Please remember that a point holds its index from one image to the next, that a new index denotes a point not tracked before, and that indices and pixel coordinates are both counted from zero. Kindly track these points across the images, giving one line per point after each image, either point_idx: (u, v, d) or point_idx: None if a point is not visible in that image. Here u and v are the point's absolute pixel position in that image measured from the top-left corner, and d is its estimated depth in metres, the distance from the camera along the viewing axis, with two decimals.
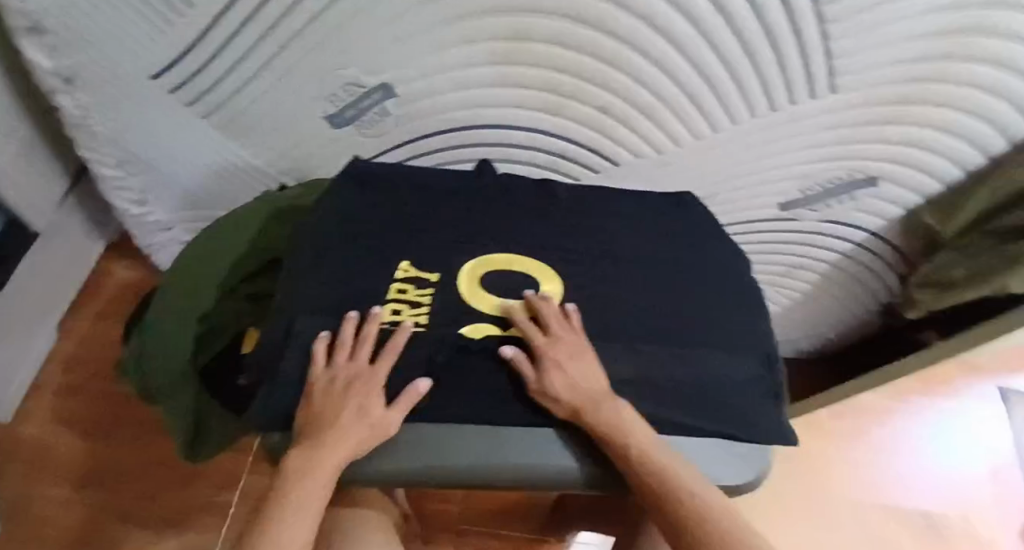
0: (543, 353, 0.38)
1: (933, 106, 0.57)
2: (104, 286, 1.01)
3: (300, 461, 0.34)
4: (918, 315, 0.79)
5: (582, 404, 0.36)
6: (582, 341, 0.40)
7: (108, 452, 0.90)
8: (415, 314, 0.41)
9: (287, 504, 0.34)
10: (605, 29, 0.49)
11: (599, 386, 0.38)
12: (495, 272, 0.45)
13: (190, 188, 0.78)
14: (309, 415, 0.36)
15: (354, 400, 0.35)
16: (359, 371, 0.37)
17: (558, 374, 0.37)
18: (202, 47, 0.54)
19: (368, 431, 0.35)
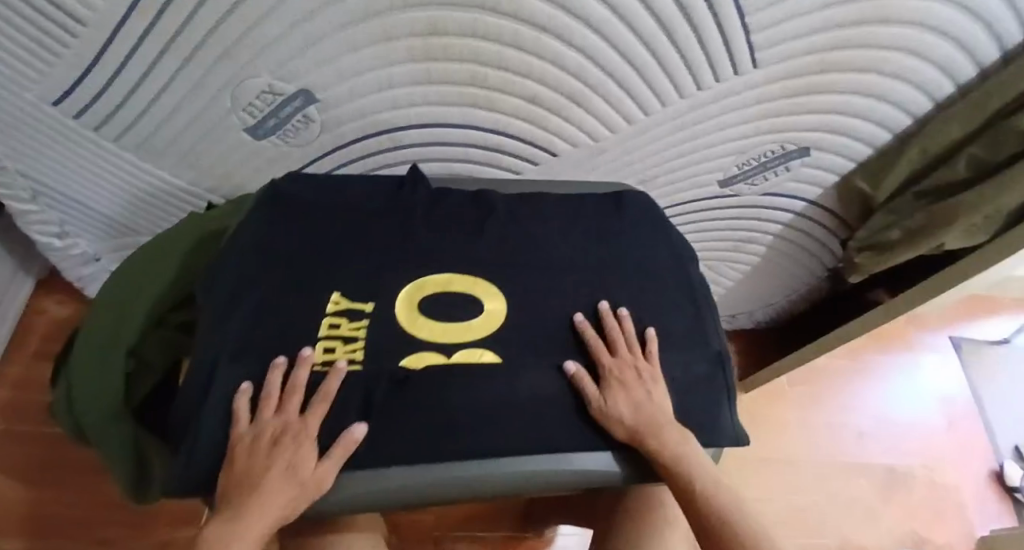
0: (610, 376, 0.41)
1: (872, 56, 0.50)
2: (41, 331, 0.84)
3: (216, 536, 0.31)
4: (861, 278, 0.70)
5: (647, 429, 0.39)
6: (646, 363, 0.43)
7: (52, 499, 0.74)
8: (350, 350, 0.39)
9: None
10: (521, 17, 0.45)
11: (660, 407, 0.41)
12: (438, 294, 0.43)
13: (103, 210, 0.66)
14: (231, 477, 0.34)
15: (287, 455, 0.34)
16: (289, 424, 0.35)
17: (624, 398, 0.40)
18: (102, 64, 0.48)
19: (296, 487, 0.34)
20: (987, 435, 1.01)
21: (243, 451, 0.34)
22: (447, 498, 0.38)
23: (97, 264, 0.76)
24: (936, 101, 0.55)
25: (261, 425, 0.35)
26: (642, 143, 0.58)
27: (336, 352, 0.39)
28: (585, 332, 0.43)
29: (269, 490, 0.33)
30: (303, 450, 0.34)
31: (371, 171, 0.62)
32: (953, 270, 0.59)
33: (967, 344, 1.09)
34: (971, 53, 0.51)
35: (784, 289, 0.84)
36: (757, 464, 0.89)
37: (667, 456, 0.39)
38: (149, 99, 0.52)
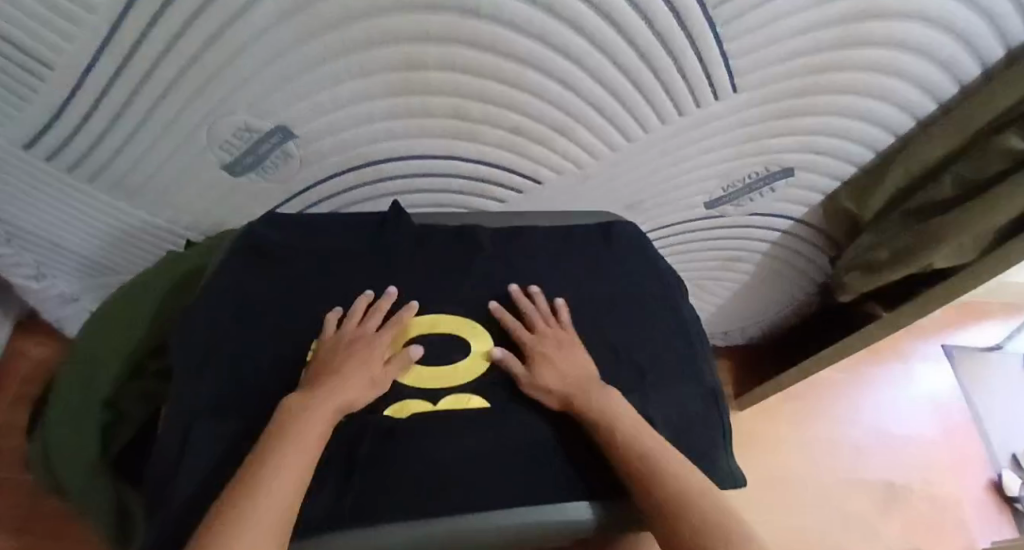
0: (529, 348, 0.41)
1: (853, 77, 0.50)
2: (21, 373, 0.81)
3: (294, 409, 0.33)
4: (851, 297, 0.69)
5: (576, 395, 0.39)
6: (568, 332, 0.44)
7: None
8: None
9: (283, 430, 0.32)
10: (499, 51, 0.44)
11: (584, 372, 0.41)
12: (424, 337, 0.42)
13: (82, 251, 0.65)
14: (317, 368, 0.37)
15: (366, 351, 0.39)
16: (366, 333, 0.40)
17: (549, 368, 0.40)
18: (72, 105, 0.47)
19: (365, 380, 0.37)
20: (984, 444, 1.01)
21: (328, 345, 0.39)
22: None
23: (76, 304, 0.74)
24: (917, 120, 0.55)
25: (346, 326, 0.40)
26: (626, 168, 0.58)
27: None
28: (500, 314, 0.43)
29: (344, 380, 0.36)
30: (373, 356, 0.38)
31: (355, 204, 0.61)
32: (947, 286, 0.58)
33: (959, 352, 1.09)
34: (951, 72, 0.51)
35: (775, 307, 0.84)
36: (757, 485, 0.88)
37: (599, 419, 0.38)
38: (122, 139, 0.51)
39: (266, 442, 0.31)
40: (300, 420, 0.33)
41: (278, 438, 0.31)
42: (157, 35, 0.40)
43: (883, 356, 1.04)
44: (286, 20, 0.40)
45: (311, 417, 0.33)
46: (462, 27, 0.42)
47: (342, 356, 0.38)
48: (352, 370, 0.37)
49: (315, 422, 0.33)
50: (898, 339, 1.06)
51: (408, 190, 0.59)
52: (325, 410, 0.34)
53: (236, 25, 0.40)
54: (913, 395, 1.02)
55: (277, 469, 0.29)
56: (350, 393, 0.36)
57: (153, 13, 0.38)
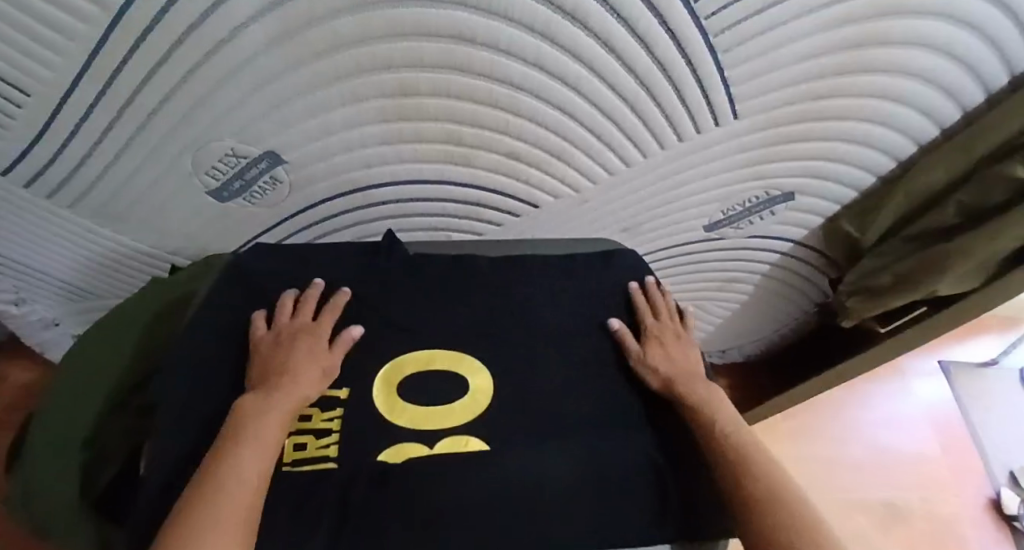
0: (650, 331, 0.47)
1: (855, 103, 0.49)
2: (4, 398, 0.78)
3: (249, 408, 0.34)
4: (853, 323, 0.68)
5: (680, 380, 0.44)
6: (683, 332, 0.50)
7: None
8: (322, 445, 0.36)
9: (234, 436, 0.32)
10: (496, 77, 0.43)
11: (692, 367, 0.46)
12: (418, 374, 0.40)
13: (62, 276, 0.63)
14: (261, 366, 0.38)
15: (312, 343, 0.39)
16: (304, 324, 0.41)
17: (661, 353, 0.45)
18: (50, 132, 0.45)
19: (316, 369, 0.38)
20: (982, 460, 1.00)
21: (269, 346, 0.39)
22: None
23: (58, 329, 0.71)
24: (919, 144, 0.55)
25: (285, 326, 0.41)
26: (624, 193, 0.57)
27: (305, 450, 0.35)
28: (636, 298, 0.49)
29: (293, 371, 0.37)
30: (315, 343, 0.39)
31: (347, 227, 0.60)
32: (961, 308, 0.57)
33: (955, 367, 1.10)
34: (954, 97, 0.50)
35: (773, 326, 0.83)
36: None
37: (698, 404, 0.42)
38: (105, 164, 0.49)
39: (218, 448, 0.31)
40: (251, 425, 0.32)
41: (231, 442, 0.31)
42: (140, 62, 0.39)
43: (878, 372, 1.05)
44: (274, 46, 0.39)
45: (263, 419, 0.33)
46: (457, 54, 0.41)
47: (287, 352, 0.38)
48: (300, 364, 0.38)
49: (268, 425, 0.33)
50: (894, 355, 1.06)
51: (402, 214, 0.58)
52: (277, 411, 0.34)
53: (224, 52, 0.39)
54: (909, 411, 1.02)
55: (235, 470, 0.29)
56: (302, 389, 0.36)
57: (135, 40, 0.37)
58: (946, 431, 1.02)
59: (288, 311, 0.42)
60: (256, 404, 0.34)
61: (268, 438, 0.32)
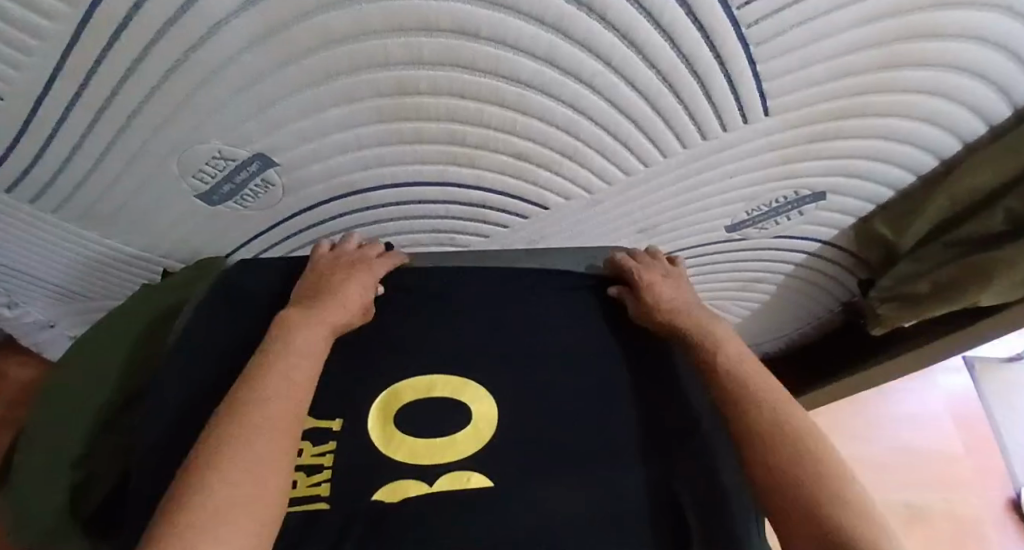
0: (635, 275, 0.48)
1: (898, 98, 0.44)
2: (5, 395, 0.78)
3: (296, 318, 0.37)
4: (884, 330, 0.64)
5: (680, 313, 0.45)
6: (673, 269, 0.51)
7: None
8: (314, 484, 0.33)
9: (282, 342, 0.34)
10: (502, 74, 0.39)
11: (687, 300, 0.47)
12: (416, 404, 0.38)
13: (53, 279, 0.61)
14: (312, 288, 0.42)
15: (360, 277, 0.44)
16: (356, 265, 0.45)
17: (661, 288, 0.47)
18: (25, 136, 0.42)
19: (359, 299, 0.42)
20: (1004, 460, 0.97)
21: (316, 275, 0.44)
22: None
23: (54, 329, 0.70)
24: (966, 143, 0.50)
25: (337, 260, 0.46)
26: (642, 193, 0.53)
27: (296, 488, 0.33)
28: (618, 261, 0.50)
29: (343, 293, 0.41)
30: (363, 279, 0.44)
31: (346, 230, 0.56)
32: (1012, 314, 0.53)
33: (980, 363, 1.06)
34: (1010, 93, 0.45)
35: (791, 325, 0.80)
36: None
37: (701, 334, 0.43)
38: (87, 169, 0.46)
39: (267, 349, 0.34)
40: (297, 335, 0.35)
41: (279, 347, 0.34)
42: (112, 62, 0.35)
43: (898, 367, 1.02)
44: (257, 44, 0.35)
45: (306, 333, 0.36)
46: (460, 50, 0.37)
47: (335, 281, 0.42)
48: (346, 291, 0.41)
49: (311, 337, 0.36)
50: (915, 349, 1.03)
51: (403, 215, 0.54)
52: (320, 326, 0.37)
53: (202, 51, 0.35)
54: (931, 408, 0.99)
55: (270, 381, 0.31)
56: (344, 313, 0.40)
57: (106, 40, 0.33)
58: (969, 428, 0.99)
59: (343, 252, 0.47)
60: (303, 316, 0.37)
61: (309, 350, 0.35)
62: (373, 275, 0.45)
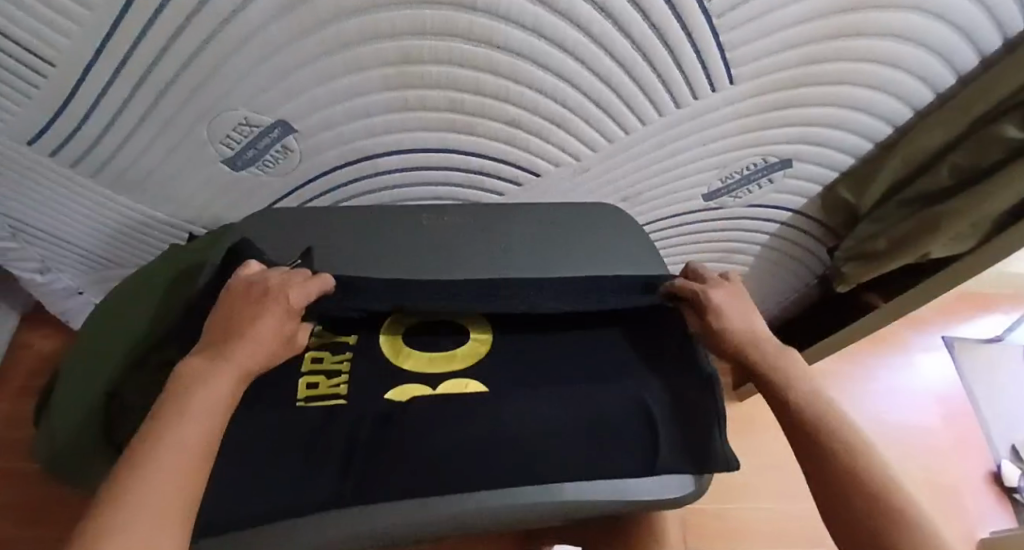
0: (701, 299, 0.42)
1: (848, 66, 0.50)
2: (28, 364, 0.84)
3: (191, 368, 0.30)
4: (848, 287, 0.70)
5: (749, 343, 0.40)
6: (734, 288, 0.44)
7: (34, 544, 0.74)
8: (334, 386, 0.38)
9: (170, 411, 0.27)
10: (495, 44, 0.44)
11: (756, 327, 0.41)
12: (421, 326, 0.43)
13: (85, 245, 0.66)
14: (217, 322, 0.34)
15: (272, 319, 0.35)
16: (279, 284, 0.37)
17: (729, 315, 0.41)
18: (72, 102, 0.47)
19: (276, 338, 0.34)
20: (982, 433, 1.02)
21: (229, 306, 0.35)
22: (409, 540, 0.35)
23: (81, 297, 0.75)
24: (915, 110, 0.55)
25: (254, 280, 0.37)
26: (624, 160, 0.58)
27: (319, 388, 0.38)
28: (678, 284, 0.44)
29: (256, 324, 0.33)
30: (279, 305, 0.36)
31: (355, 197, 0.62)
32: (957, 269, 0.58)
33: (959, 342, 1.11)
34: (948, 62, 0.51)
35: (773, 299, 0.85)
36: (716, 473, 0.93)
37: (770, 369, 0.39)
38: (124, 135, 0.51)
39: (156, 411, 0.27)
40: (189, 401, 0.27)
41: (170, 409, 0.27)
42: (153, 34, 0.41)
43: (878, 346, 1.07)
44: (282, 17, 0.41)
45: (195, 407, 0.27)
46: (458, 22, 0.42)
47: (241, 329, 0.33)
48: (250, 345, 0.32)
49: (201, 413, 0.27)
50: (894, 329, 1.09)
51: (407, 180, 0.60)
52: (220, 383, 0.29)
53: (234, 24, 0.41)
54: (911, 384, 1.05)
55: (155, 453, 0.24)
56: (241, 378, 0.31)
57: (150, 13, 0.39)
58: (950, 403, 1.04)
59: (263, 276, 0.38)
60: (198, 371, 0.30)
61: (200, 430, 0.27)
62: (296, 302, 0.37)
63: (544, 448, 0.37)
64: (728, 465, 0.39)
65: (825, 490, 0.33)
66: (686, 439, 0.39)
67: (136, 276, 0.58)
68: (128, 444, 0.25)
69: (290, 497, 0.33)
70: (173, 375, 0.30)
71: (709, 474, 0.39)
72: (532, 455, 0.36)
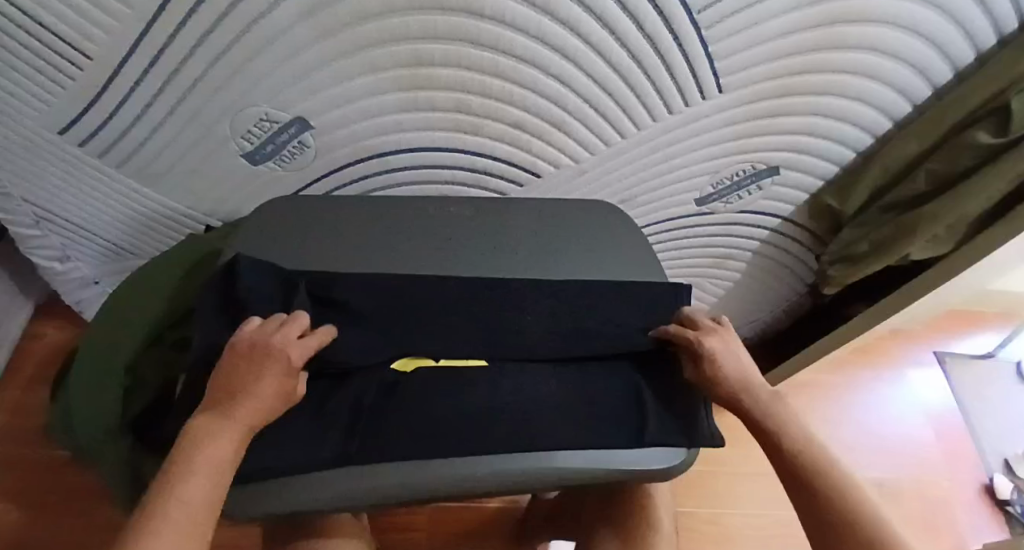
0: (700, 351, 0.42)
1: (829, 78, 0.53)
2: (39, 354, 0.90)
3: (192, 439, 0.30)
4: (835, 289, 0.73)
5: (743, 391, 0.42)
6: (729, 334, 0.44)
7: (44, 523, 0.78)
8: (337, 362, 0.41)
9: (164, 496, 0.27)
10: (500, 49, 0.48)
11: (750, 374, 0.43)
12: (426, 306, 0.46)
13: (105, 235, 0.70)
14: (220, 379, 0.34)
15: (268, 381, 0.34)
16: (282, 341, 0.36)
17: (727, 367, 0.42)
18: (104, 95, 0.51)
19: (274, 403, 0.33)
20: (976, 450, 1.02)
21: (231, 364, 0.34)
22: (411, 501, 0.37)
23: (96, 287, 0.79)
24: (894, 121, 0.59)
25: (258, 337, 0.36)
26: (621, 164, 0.61)
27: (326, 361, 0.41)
28: (674, 332, 0.44)
29: (255, 390, 0.33)
30: (280, 367, 0.34)
31: (365, 193, 0.65)
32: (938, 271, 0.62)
33: (952, 357, 1.13)
34: (922, 74, 0.55)
35: (764, 307, 0.88)
36: (709, 478, 0.95)
37: (764, 417, 0.41)
38: (150, 128, 0.55)
39: (155, 491, 0.28)
40: (183, 484, 0.28)
41: (166, 492, 0.28)
42: (183, 35, 0.44)
43: (871, 360, 1.09)
44: (303, 21, 0.44)
45: (189, 488, 0.28)
46: (466, 27, 0.46)
47: (233, 397, 0.32)
48: (244, 413, 0.32)
49: (194, 497, 0.28)
50: (887, 343, 1.11)
51: (415, 178, 0.63)
52: (216, 460, 0.30)
53: (259, 27, 0.44)
54: (904, 398, 1.06)
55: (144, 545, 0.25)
56: (233, 446, 0.31)
57: (184, 13, 0.42)
58: (943, 419, 1.05)
59: (261, 331, 0.36)
60: (197, 443, 0.30)
61: (192, 514, 0.28)
62: (296, 363, 0.35)
63: (539, 418, 0.39)
64: (711, 443, 0.41)
65: (818, 532, 0.37)
66: (672, 418, 0.42)
67: (147, 267, 0.58)
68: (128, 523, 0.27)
69: (299, 456, 0.35)
70: (176, 442, 0.30)
71: (694, 451, 0.41)
72: (528, 425, 0.38)
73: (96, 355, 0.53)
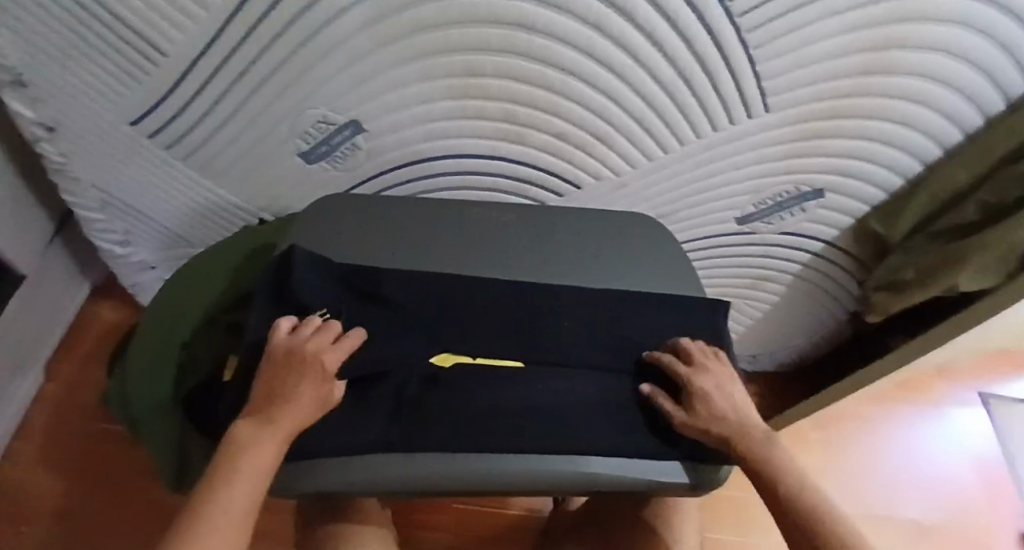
0: (688, 387, 0.41)
1: (879, 102, 0.53)
2: (93, 331, 0.95)
3: (235, 443, 0.32)
4: (878, 317, 0.73)
5: (736, 436, 0.40)
6: (720, 372, 0.43)
7: (89, 491, 0.83)
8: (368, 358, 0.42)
9: (209, 500, 0.29)
10: (549, 62, 0.49)
11: (738, 418, 0.41)
12: None
13: (164, 222, 0.74)
14: (262, 384, 0.35)
15: (305, 390, 0.35)
16: (318, 348, 0.37)
17: (713, 408, 0.40)
18: (176, 91, 0.55)
19: (310, 411, 0.35)
20: (1018, 500, 0.98)
21: (270, 371, 0.36)
22: (446, 491, 0.39)
23: (152, 272, 0.84)
24: (947, 148, 0.58)
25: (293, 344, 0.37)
26: (661, 178, 0.62)
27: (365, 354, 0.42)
28: (666, 365, 0.43)
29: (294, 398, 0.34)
30: (316, 374, 0.36)
31: (411, 195, 0.68)
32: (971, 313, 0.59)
33: (996, 399, 1.07)
34: (977, 102, 0.54)
35: (802, 332, 0.86)
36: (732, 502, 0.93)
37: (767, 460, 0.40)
38: (214, 125, 0.58)
39: (202, 493, 0.30)
40: (228, 488, 0.30)
41: (212, 495, 0.29)
42: (252, 40, 0.47)
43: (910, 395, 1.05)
44: (363, 31, 0.46)
45: (232, 492, 0.30)
46: (516, 40, 0.47)
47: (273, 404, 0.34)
48: (283, 420, 0.33)
49: (237, 500, 0.30)
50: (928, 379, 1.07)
51: (460, 183, 0.65)
52: (257, 466, 0.31)
53: (322, 35, 0.47)
54: (943, 439, 1.02)
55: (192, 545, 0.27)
56: (274, 449, 0.32)
57: (257, 18, 0.45)
58: (984, 465, 1.01)
59: (297, 337, 0.37)
60: (240, 448, 0.32)
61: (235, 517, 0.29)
62: (331, 370, 0.36)
63: (572, 421, 0.39)
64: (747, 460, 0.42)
65: None
66: None
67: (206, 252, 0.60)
68: (177, 522, 0.29)
69: (346, 438, 0.37)
70: (222, 446, 0.32)
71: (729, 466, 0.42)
72: (562, 428, 0.39)
73: (153, 332, 0.55)
